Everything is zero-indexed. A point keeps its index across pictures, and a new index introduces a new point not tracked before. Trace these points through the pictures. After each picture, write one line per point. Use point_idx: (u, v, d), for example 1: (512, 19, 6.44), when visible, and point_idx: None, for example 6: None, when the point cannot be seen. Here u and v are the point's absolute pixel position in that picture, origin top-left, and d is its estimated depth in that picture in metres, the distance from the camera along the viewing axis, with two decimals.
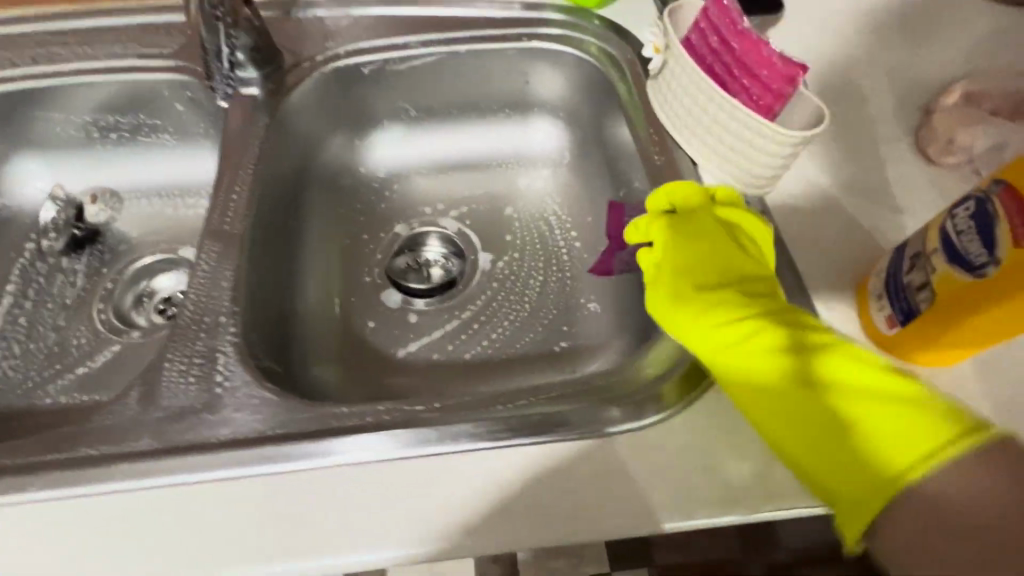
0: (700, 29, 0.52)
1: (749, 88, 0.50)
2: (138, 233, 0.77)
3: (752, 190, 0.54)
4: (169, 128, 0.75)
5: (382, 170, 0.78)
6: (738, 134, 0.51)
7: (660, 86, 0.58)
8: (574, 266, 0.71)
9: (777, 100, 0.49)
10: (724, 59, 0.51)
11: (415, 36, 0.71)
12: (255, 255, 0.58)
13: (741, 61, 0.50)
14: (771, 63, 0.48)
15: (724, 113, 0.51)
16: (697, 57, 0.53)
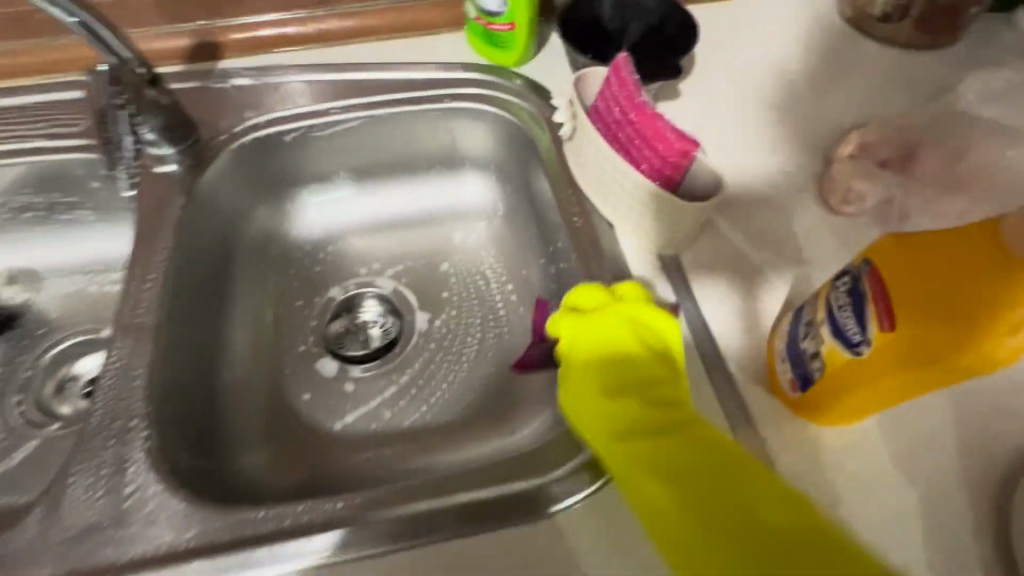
0: (604, 100, 0.55)
1: (651, 158, 0.52)
2: (60, 314, 0.74)
3: (666, 250, 0.55)
4: (86, 204, 0.72)
5: (314, 232, 0.77)
6: (645, 199, 0.53)
7: (575, 149, 0.60)
8: (511, 321, 0.71)
9: (675, 172, 0.52)
10: (626, 130, 0.53)
11: (336, 102, 0.71)
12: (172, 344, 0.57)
13: (641, 133, 0.52)
14: (667, 139, 0.51)
15: (630, 179, 0.53)
16: (602, 127, 0.55)
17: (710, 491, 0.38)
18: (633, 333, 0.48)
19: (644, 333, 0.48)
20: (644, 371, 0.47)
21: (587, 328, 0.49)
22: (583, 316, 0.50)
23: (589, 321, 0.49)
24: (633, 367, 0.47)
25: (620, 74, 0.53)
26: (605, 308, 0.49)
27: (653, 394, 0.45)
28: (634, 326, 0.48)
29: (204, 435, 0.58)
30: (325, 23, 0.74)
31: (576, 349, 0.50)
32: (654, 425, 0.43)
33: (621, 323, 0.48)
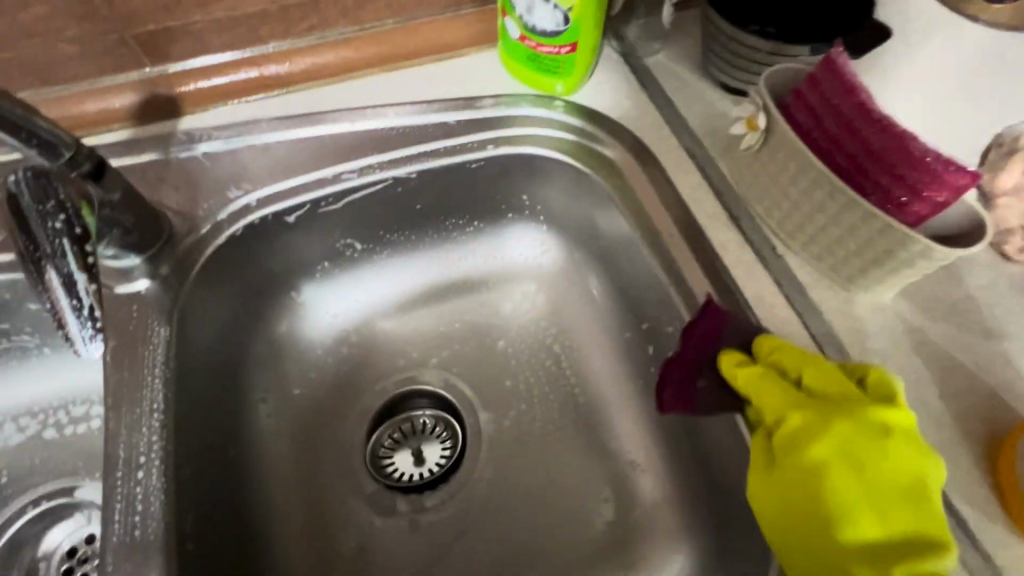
0: (811, 107, 0.43)
1: (889, 189, 0.40)
2: (10, 475, 0.56)
3: (849, 302, 0.46)
4: (25, 328, 0.54)
5: (330, 324, 0.61)
6: (841, 241, 0.43)
7: (753, 164, 0.48)
8: (601, 409, 0.58)
9: (927, 207, 0.39)
10: (849, 151, 0.41)
11: (348, 163, 0.55)
12: (196, 537, 0.44)
13: (882, 156, 0.40)
14: (928, 167, 0.38)
15: (850, 218, 0.42)
16: (809, 141, 0.43)
17: None
18: (889, 469, 0.37)
19: (898, 477, 0.36)
20: (886, 518, 0.36)
21: (819, 446, 0.38)
22: (801, 404, 0.40)
23: (816, 413, 0.39)
24: (864, 516, 0.36)
25: (842, 72, 0.41)
26: (847, 424, 0.38)
27: (880, 547, 0.35)
28: (903, 467, 0.37)
29: None
30: (314, 55, 0.56)
31: (796, 486, 0.38)
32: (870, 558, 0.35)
33: (874, 476, 0.37)
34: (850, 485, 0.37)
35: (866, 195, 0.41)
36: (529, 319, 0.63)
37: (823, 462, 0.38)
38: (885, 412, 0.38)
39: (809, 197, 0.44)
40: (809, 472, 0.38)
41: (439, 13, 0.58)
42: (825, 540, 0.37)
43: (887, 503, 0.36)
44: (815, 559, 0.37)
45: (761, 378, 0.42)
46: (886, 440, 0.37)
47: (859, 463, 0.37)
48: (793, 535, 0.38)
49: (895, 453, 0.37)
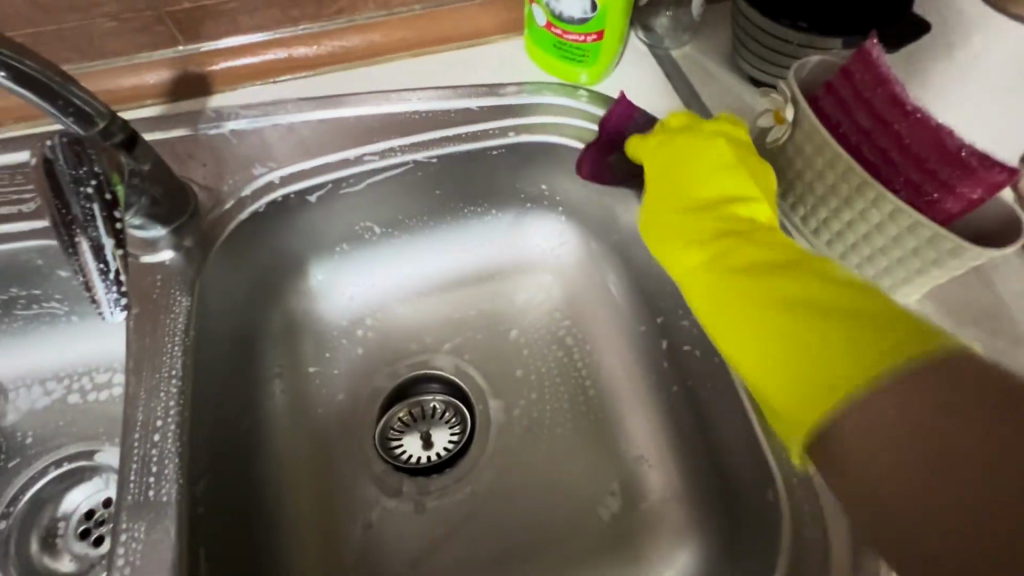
0: (841, 100, 0.42)
1: (919, 185, 0.39)
2: (36, 436, 0.58)
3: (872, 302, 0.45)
4: (55, 295, 0.56)
5: (345, 306, 0.61)
6: (866, 239, 0.42)
7: (778, 158, 0.47)
8: (612, 402, 0.57)
9: (958, 204, 0.38)
10: (878, 144, 0.40)
11: (370, 146, 0.55)
12: (208, 504, 0.45)
13: (912, 151, 0.39)
14: (961, 163, 0.37)
15: (877, 214, 0.40)
16: (837, 134, 0.42)
17: (795, 293, 0.37)
18: (741, 205, 0.45)
19: (748, 186, 0.45)
20: (725, 178, 0.46)
21: (682, 184, 0.47)
22: (693, 213, 0.46)
23: (689, 179, 0.47)
24: (717, 184, 0.46)
25: (875, 65, 0.40)
26: (698, 138, 0.48)
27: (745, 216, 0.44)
28: (760, 212, 0.44)
29: None
30: (342, 39, 0.57)
31: (700, 236, 0.44)
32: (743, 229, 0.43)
33: (738, 200, 0.45)
34: (709, 176, 0.46)
35: (894, 191, 0.40)
36: (541, 297, 0.63)
37: (714, 229, 0.44)
38: (718, 125, 0.49)
39: (836, 192, 0.43)
40: (698, 247, 0.44)
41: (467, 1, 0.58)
42: (705, 243, 0.43)
43: (727, 196, 0.45)
44: (723, 290, 0.41)
45: (654, 149, 0.50)
46: (734, 168, 0.46)
47: (722, 211, 0.45)
48: (712, 293, 0.41)
49: (738, 171, 0.46)
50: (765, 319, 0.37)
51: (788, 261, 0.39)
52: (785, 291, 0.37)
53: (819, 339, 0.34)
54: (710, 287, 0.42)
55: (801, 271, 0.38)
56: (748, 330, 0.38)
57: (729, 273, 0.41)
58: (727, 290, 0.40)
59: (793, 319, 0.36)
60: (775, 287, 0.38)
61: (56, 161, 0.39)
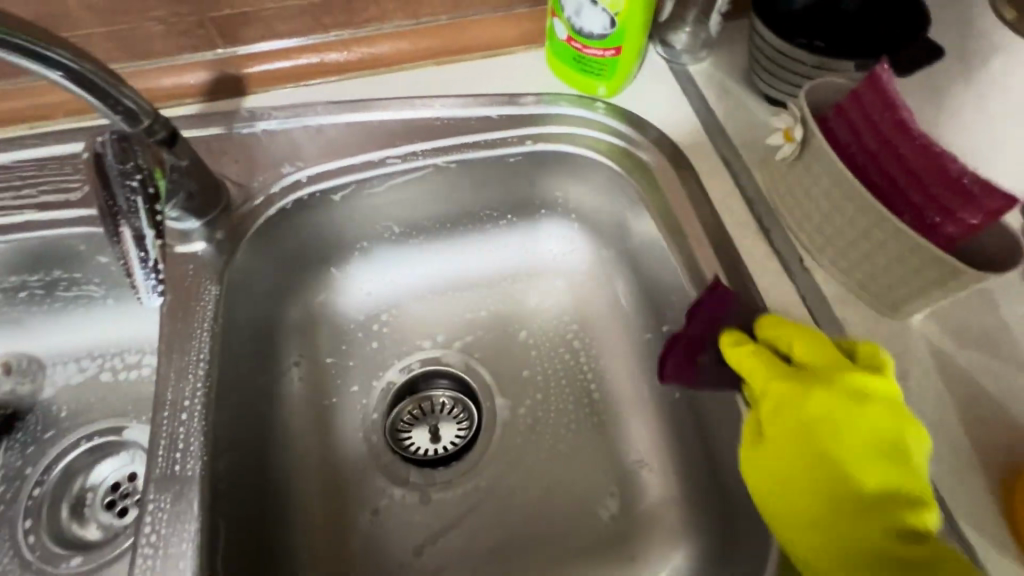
0: (850, 122, 0.43)
1: (920, 208, 0.40)
2: (69, 411, 0.62)
3: (875, 322, 0.46)
4: (93, 279, 0.60)
5: (363, 300, 0.64)
6: (869, 258, 0.43)
7: (787, 176, 0.49)
8: (615, 406, 0.59)
9: (960, 229, 0.39)
10: (884, 166, 0.41)
11: (393, 149, 0.58)
12: (228, 481, 0.48)
13: (917, 174, 0.40)
14: (964, 189, 0.38)
15: (880, 235, 0.42)
16: (844, 155, 0.43)
17: (886, 522, 0.36)
18: (872, 413, 0.38)
19: (884, 433, 0.38)
20: (845, 410, 0.38)
21: (795, 393, 0.40)
22: (791, 381, 0.41)
23: (803, 389, 0.40)
24: (837, 418, 0.39)
25: (883, 90, 0.41)
26: (823, 386, 0.40)
27: (861, 472, 0.37)
28: (880, 423, 0.38)
29: None
30: (371, 46, 0.60)
31: (790, 405, 0.40)
32: (843, 453, 0.38)
33: (866, 452, 0.38)
34: (823, 379, 0.40)
35: (897, 213, 0.41)
36: (553, 300, 0.65)
37: (803, 411, 0.40)
38: (859, 377, 0.39)
39: (841, 212, 0.44)
40: (802, 447, 0.39)
41: (491, 12, 0.60)
42: (794, 476, 0.39)
43: (859, 415, 0.38)
44: (786, 468, 0.40)
45: (751, 356, 0.44)
46: (867, 413, 0.38)
47: (845, 390, 0.39)
48: (785, 498, 0.39)
49: (869, 409, 0.38)
50: None
51: (903, 549, 0.35)
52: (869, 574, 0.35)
53: None
54: (793, 520, 0.39)
55: (879, 540, 0.35)
56: (827, 554, 0.37)
57: (807, 454, 0.39)
58: (818, 544, 0.37)
59: (882, 563, 0.35)
60: (861, 521, 0.36)
61: (104, 154, 0.43)
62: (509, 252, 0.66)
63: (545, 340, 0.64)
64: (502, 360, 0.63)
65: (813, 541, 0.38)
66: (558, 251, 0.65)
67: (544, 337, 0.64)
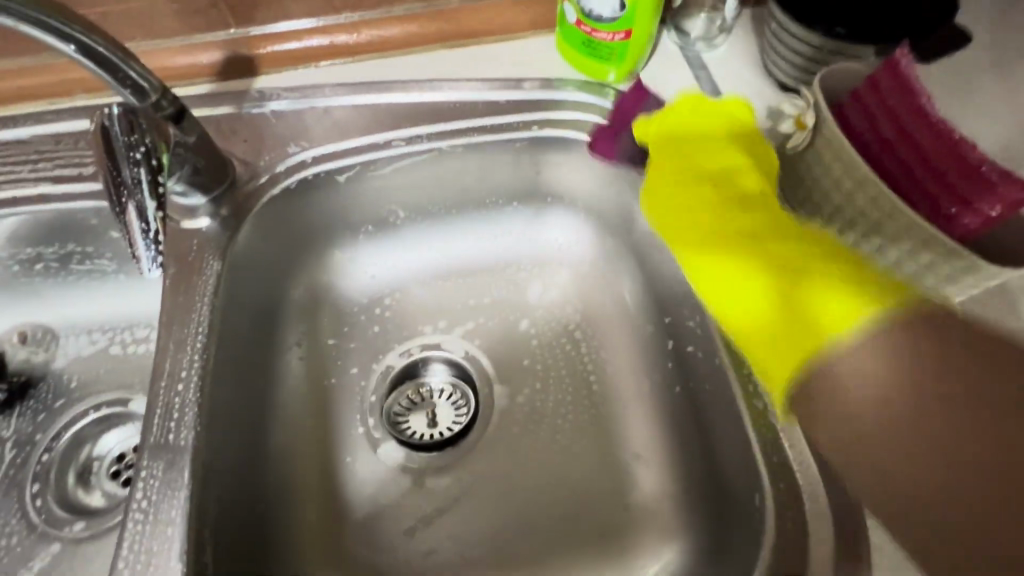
0: (864, 108, 0.41)
1: (936, 199, 0.38)
2: (79, 381, 0.63)
3: None
4: (105, 253, 0.61)
5: (366, 283, 0.64)
6: (880, 252, 0.42)
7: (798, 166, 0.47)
8: (615, 398, 0.58)
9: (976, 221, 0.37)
10: (899, 154, 0.39)
11: (398, 132, 0.58)
12: (223, 453, 0.49)
13: (934, 163, 0.38)
14: (983, 178, 0.36)
15: (892, 227, 0.40)
16: (856, 143, 0.41)
17: (765, 244, 0.44)
18: (746, 195, 0.49)
19: (735, 159, 0.51)
20: (731, 165, 0.51)
21: (688, 163, 0.52)
22: (695, 182, 0.51)
23: (687, 158, 0.53)
24: (724, 159, 0.52)
25: (902, 73, 0.38)
26: (705, 136, 0.53)
27: (726, 172, 0.51)
28: (746, 172, 0.51)
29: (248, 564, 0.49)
30: (381, 29, 0.60)
31: (705, 212, 0.49)
32: (736, 185, 0.50)
33: (737, 168, 0.51)
34: (712, 172, 0.52)
35: (912, 203, 0.39)
36: (557, 289, 0.64)
37: (704, 200, 0.50)
38: (724, 104, 0.53)
39: (852, 202, 0.42)
40: (697, 211, 0.49)
41: None
42: (712, 231, 0.47)
43: (751, 209, 0.47)
44: (725, 265, 0.45)
45: (665, 175, 0.53)
46: (725, 155, 0.52)
47: (737, 195, 0.49)
48: (729, 289, 0.44)
49: (724, 133, 0.53)
50: (771, 325, 0.40)
51: (791, 235, 0.43)
52: (781, 302, 0.40)
53: (812, 301, 0.38)
54: (715, 263, 0.45)
55: (775, 220, 0.46)
56: (770, 335, 0.40)
57: (742, 237, 0.45)
58: (728, 276, 0.44)
59: (775, 269, 0.42)
60: (746, 224, 0.46)
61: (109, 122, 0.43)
62: (514, 240, 0.65)
63: (546, 328, 0.63)
64: (502, 348, 0.63)
65: (716, 273, 0.45)
66: (565, 240, 0.64)
67: (545, 326, 0.63)
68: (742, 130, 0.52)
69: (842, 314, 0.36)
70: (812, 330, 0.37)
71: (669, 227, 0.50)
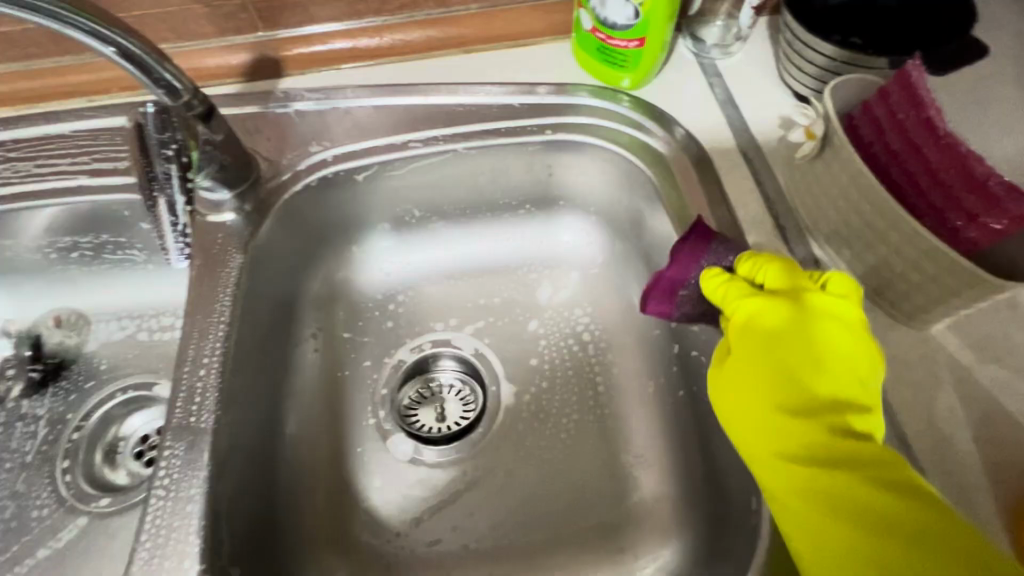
0: (874, 122, 0.41)
1: (943, 212, 0.39)
2: (108, 364, 0.67)
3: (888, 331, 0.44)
4: (136, 244, 0.65)
5: (381, 279, 0.66)
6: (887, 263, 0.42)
7: (807, 174, 0.48)
8: (620, 399, 0.59)
9: (983, 234, 0.38)
10: (908, 168, 0.40)
11: (415, 133, 0.60)
12: (241, 438, 0.51)
13: (941, 177, 0.38)
14: (989, 193, 0.37)
15: (899, 238, 0.40)
16: (866, 156, 0.42)
17: (850, 490, 0.36)
18: (827, 347, 0.41)
19: (826, 320, 0.42)
20: (810, 344, 0.42)
21: (764, 326, 0.43)
22: (757, 326, 0.44)
23: (764, 323, 0.43)
24: (800, 322, 0.42)
25: (911, 89, 0.39)
26: (788, 302, 0.43)
27: (828, 395, 0.40)
28: (843, 342, 0.41)
29: (261, 544, 0.51)
30: (402, 33, 0.62)
31: (766, 427, 0.41)
32: (824, 403, 0.40)
33: (835, 351, 0.41)
34: (787, 325, 0.42)
35: (919, 216, 0.40)
36: (567, 292, 0.65)
37: (773, 355, 0.42)
38: (825, 302, 0.42)
39: (858, 211, 0.43)
40: (769, 375, 0.42)
41: (520, 2, 0.61)
42: (782, 431, 0.40)
43: (817, 331, 0.42)
44: (781, 455, 0.40)
45: (734, 296, 0.45)
46: (810, 299, 0.43)
47: (801, 388, 0.41)
48: (810, 532, 0.37)
49: (817, 320, 0.42)
50: None
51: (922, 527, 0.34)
52: (874, 534, 0.34)
53: None
54: (788, 486, 0.39)
55: (875, 474, 0.36)
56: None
57: (825, 457, 0.38)
58: (813, 492, 0.37)
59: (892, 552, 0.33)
60: (852, 487, 0.36)
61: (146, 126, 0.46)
62: (529, 243, 0.67)
63: (554, 329, 0.64)
64: (510, 346, 0.64)
65: (815, 497, 0.37)
66: (577, 244, 0.66)
67: (554, 325, 0.64)
68: (831, 289, 0.43)
69: None
70: None
71: (734, 412, 0.43)
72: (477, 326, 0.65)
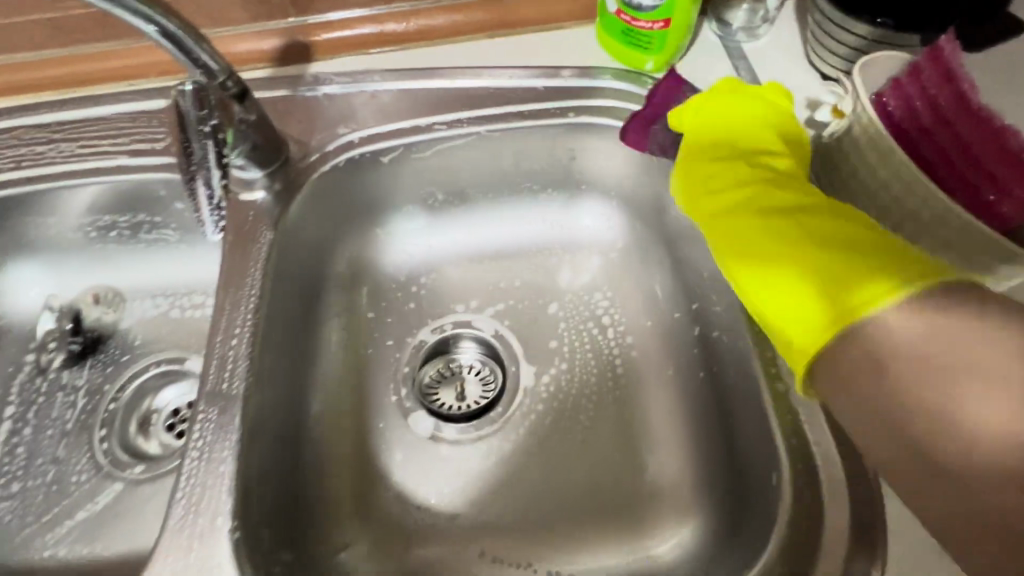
0: (905, 95, 0.41)
1: (975, 186, 0.39)
2: (142, 339, 0.69)
3: None
4: (171, 224, 0.67)
5: (404, 260, 0.68)
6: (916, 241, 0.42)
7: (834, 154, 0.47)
8: (639, 381, 0.59)
9: (1014, 208, 0.38)
10: (940, 142, 0.40)
11: (440, 116, 0.61)
12: (270, 408, 0.53)
13: (974, 150, 0.39)
14: (1022, 165, 0.37)
15: (931, 214, 0.40)
16: (895, 130, 0.41)
17: (780, 207, 0.46)
18: (758, 129, 0.51)
19: (761, 123, 0.51)
20: (755, 136, 0.51)
21: (714, 141, 0.52)
22: (710, 155, 0.52)
23: (714, 136, 0.52)
24: (754, 151, 0.51)
25: (946, 62, 0.39)
26: (733, 106, 0.52)
27: (762, 148, 0.51)
28: (766, 138, 0.51)
29: (288, 511, 0.53)
30: (429, 19, 0.63)
31: (737, 225, 0.47)
32: (758, 176, 0.49)
33: (765, 153, 0.50)
34: (733, 132, 0.52)
35: (950, 191, 0.39)
36: (587, 275, 0.66)
37: (721, 167, 0.51)
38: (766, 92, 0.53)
39: (885, 188, 0.42)
40: (715, 179, 0.50)
41: None
42: (732, 210, 0.48)
43: (761, 165, 0.50)
44: (747, 251, 0.45)
45: (694, 117, 0.53)
46: (754, 109, 0.52)
47: (769, 197, 0.47)
48: (756, 261, 0.44)
49: (758, 117, 0.51)
50: (802, 279, 0.41)
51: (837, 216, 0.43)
52: (812, 242, 0.42)
53: (826, 267, 0.40)
54: (744, 266, 0.45)
55: (803, 206, 0.45)
56: (803, 322, 0.40)
57: (758, 207, 0.47)
58: (756, 248, 0.44)
59: (794, 230, 0.43)
60: (781, 226, 0.44)
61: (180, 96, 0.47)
62: (550, 226, 0.67)
63: (576, 311, 0.65)
64: (531, 328, 0.65)
65: (757, 253, 0.44)
66: (598, 228, 0.66)
67: (575, 308, 0.65)
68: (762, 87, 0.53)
69: (852, 279, 0.38)
70: (825, 285, 0.39)
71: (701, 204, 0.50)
72: (498, 307, 0.66)
